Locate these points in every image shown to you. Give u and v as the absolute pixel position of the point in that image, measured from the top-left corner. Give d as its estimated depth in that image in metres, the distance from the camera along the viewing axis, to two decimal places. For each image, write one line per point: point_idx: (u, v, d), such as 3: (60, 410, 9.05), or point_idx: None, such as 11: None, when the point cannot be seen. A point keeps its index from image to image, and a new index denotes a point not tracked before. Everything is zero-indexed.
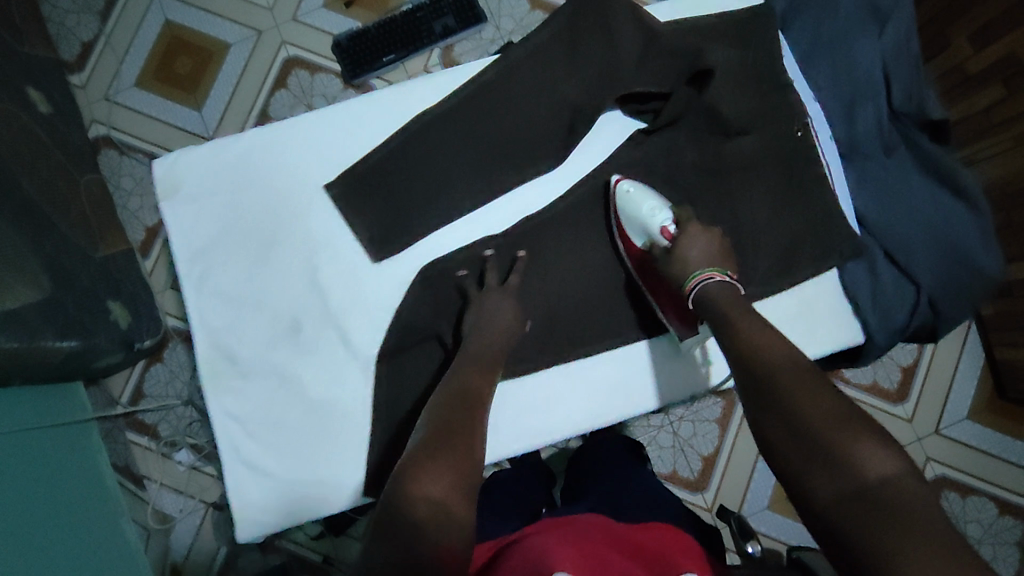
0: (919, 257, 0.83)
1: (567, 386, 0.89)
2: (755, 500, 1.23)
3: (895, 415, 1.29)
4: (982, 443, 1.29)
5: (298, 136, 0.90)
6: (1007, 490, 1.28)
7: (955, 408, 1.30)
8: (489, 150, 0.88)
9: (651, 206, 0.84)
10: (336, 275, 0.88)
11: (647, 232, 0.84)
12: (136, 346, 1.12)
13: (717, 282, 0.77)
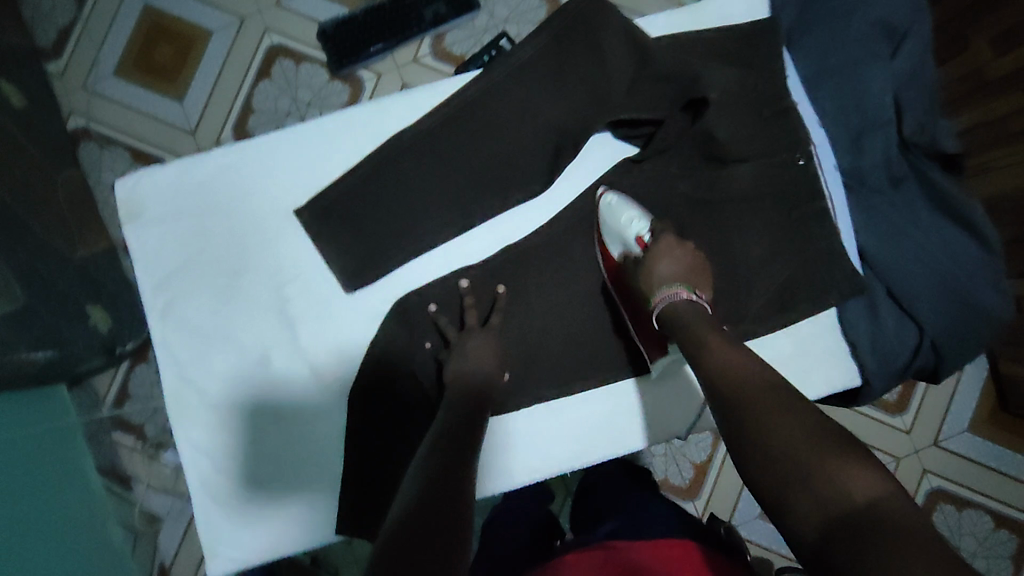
0: (922, 298, 0.78)
1: (557, 422, 0.86)
2: (746, 510, 1.20)
3: (893, 426, 1.26)
4: (981, 457, 1.25)
5: (267, 158, 0.85)
6: (1005, 504, 1.25)
7: (956, 420, 1.26)
8: (469, 173, 0.83)
9: (630, 216, 0.80)
10: (307, 307, 0.85)
11: (624, 242, 0.80)
12: (118, 348, 1.12)
13: (684, 300, 0.72)
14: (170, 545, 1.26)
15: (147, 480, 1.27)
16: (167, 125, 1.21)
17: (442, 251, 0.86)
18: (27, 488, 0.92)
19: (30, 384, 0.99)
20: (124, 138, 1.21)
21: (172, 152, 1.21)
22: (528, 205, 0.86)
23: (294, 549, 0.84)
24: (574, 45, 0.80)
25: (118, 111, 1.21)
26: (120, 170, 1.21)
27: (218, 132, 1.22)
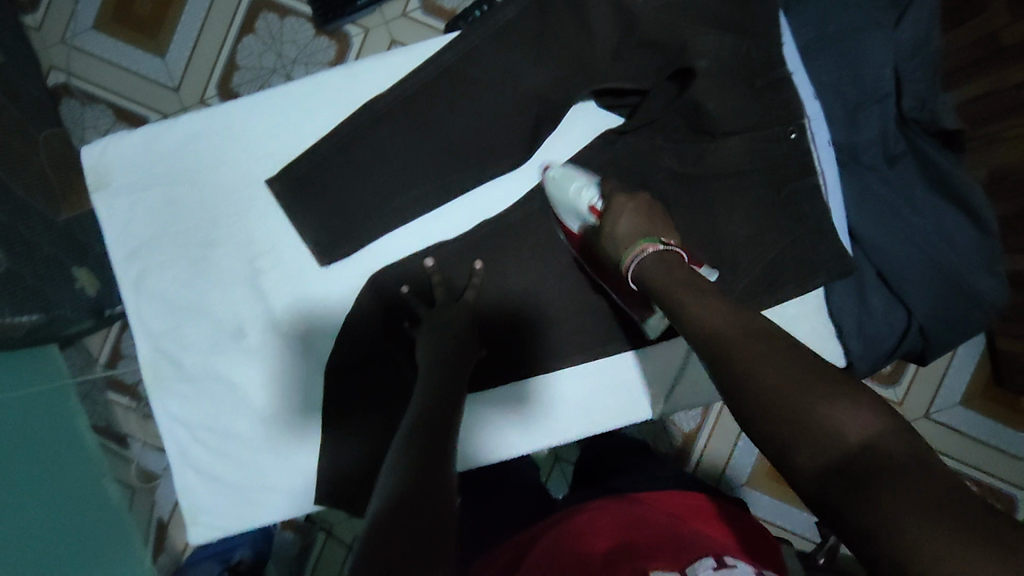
0: (913, 281, 0.76)
1: (558, 393, 0.86)
2: (733, 476, 1.20)
3: (884, 397, 1.25)
4: (975, 432, 1.24)
5: (234, 125, 0.82)
6: (996, 477, 1.24)
7: (948, 393, 1.25)
8: (447, 144, 0.80)
9: (578, 186, 0.78)
10: (280, 280, 0.83)
11: (578, 213, 0.78)
12: (106, 310, 1.12)
13: (652, 255, 0.70)
14: (167, 501, 1.28)
15: (142, 438, 1.28)
16: (148, 82, 1.17)
17: (415, 225, 0.84)
18: (19, 447, 0.92)
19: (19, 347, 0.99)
20: (105, 95, 1.17)
21: (155, 110, 1.18)
22: (509, 174, 0.83)
23: (273, 519, 0.85)
24: (559, 8, 0.75)
25: (98, 66, 1.17)
26: (102, 129, 1.18)
27: (202, 90, 1.18)
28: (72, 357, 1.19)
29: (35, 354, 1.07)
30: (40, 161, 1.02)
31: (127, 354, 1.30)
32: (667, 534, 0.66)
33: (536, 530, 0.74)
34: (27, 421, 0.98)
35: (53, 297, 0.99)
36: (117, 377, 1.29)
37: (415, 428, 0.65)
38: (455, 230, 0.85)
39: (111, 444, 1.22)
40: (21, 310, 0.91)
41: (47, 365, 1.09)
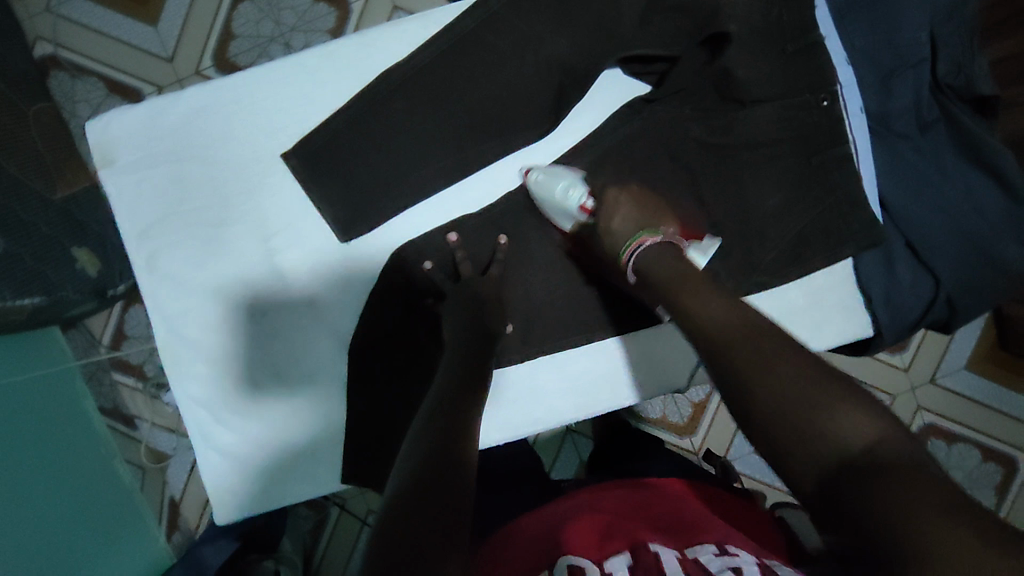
0: (942, 251, 0.75)
1: (556, 375, 0.84)
2: (741, 445, 1.21)
3: (891, 363, 1.26)
4: (980, 396, 1.25)
5: (245, 98, 0.79)
6: (996, 440, 1.25)
7: (953, 358, 1.25)
8: (463, 116, 0.77)
9: (564, 187, 0.76)
10: (298, 258, 0.81)
11: (569, 214, 0.77)
12: (110, 290, 1.10)
13: (652, 246, 0.71)
14: (179, 481, 1.23)
15: (150, 419, 1.23)
16: (141, 53, 1.13)
17: (431, 204, 0.82)
18: (25, 433, 0.90)
19: (23, 329, 0.96)
20: (96, 67, 1.12)
21: (149, 82, 1.13)
22: (532, 146, 0.80)
23: (296, 498, 0.85)
24: None
25: (89, 37, 1.12)
26: (95, 103, 1.13)
27: (197, 61, 1.13)
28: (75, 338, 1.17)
29: (36, 334, 1.04)
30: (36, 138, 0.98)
31: (132, 335, 1.23)
32: (663, 523, 0.64)
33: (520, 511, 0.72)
34: (33, 404, 0.96)
35: (54, 277, 0.97)
36: (123, 358, 1.22)
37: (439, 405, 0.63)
38: (474, 203, 0.82)
39: (120, 426, 1.20)
40: (22, 293, 0.89)
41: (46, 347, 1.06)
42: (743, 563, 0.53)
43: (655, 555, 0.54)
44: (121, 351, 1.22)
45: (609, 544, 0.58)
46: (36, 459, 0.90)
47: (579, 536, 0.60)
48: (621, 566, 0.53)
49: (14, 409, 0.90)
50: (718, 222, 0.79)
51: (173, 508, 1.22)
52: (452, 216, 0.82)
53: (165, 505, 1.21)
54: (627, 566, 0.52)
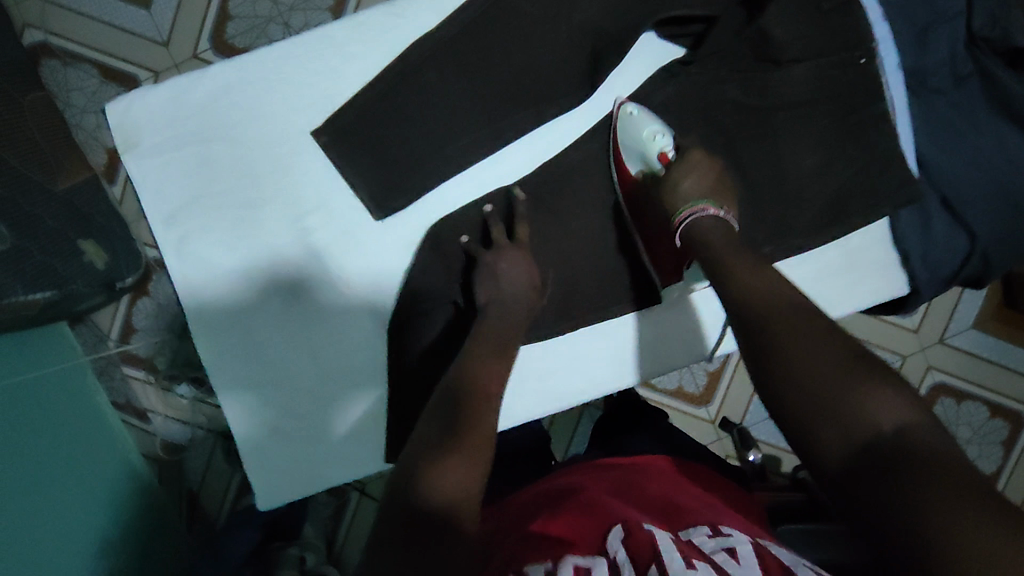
0: (976, 206, 0.75)
1: (596, 345, 0.84)
2: (757, 412, 1.21)
3: (901, 324, 1.25)
4: (989, 354, 1.25)
5: (271, 74, 0.77)
6: (1005, 397, 1.25)
7: (962, 318, 1.26)
8: (501, 87, 0.76)
9: (653, 130, 0.76)
10: (332, 236, 0.80)
11: (644, 157, 0.77)
12: (119, 284, 1.01)
13: (711, 216, 0.70)
14: (197, 471, 1.15)
15: (162, 412, 1.13)
16: (134, 37, 1.04)
17: (464, 177, 0.81)
18: (42, 431, 0.86)
19: (29, 324, 0.90)
20: (89, 53, 1.05)
21: (145, 68, 1.05)
22: (569, 113, 0.80)
23: (340, 479, 0.83)
24: None
25: (78, 21, 1.04)
26: (88, 91, 1.06)
27: (194, 43, 1.05)
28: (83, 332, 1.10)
29: (42, 331, 0.98)
30: (57, 125, 0.97)
31: (141, 328, 1.13)
32: (655, 501, 0.59)
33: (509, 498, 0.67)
34: (45, 405, 0.90)
35: (65, 270, 0.90)
36: (131, 351, 1.12)
37: (445, 398, 0.60)
38: (509, 174, 0.81)
39: (132, 420, 1.14)
40: (33, 287, 0.84)
41: (53, 343, 1.00)
42: (737, 543, 0.49)
43: (649, 532, 0.50)
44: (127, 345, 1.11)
45: (602, 517, 0.54)
46: (51, 462, 0.85)
47: (572, 512, 0.56)
48: (615, 543, 0.49)
49: (25, 412, 0.84)
50: (754, 185, 0.78)
51: (191, 501, 1.14)
52: (484, 191, 0.81)
53: (184, 497, 1.14)
54: (622, 542, 0.48)
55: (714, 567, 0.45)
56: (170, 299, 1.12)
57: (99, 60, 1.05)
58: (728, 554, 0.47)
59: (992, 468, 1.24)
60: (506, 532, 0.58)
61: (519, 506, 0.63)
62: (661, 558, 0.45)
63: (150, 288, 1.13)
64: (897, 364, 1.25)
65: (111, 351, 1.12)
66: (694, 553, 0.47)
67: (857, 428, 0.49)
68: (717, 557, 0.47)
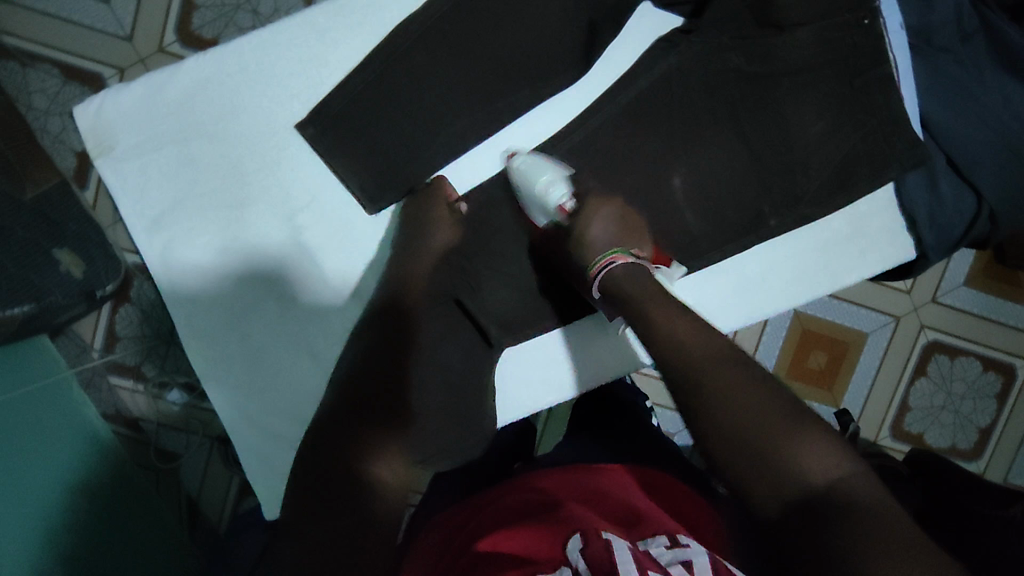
0: (986, 165, 0.74)
1: (526, 363, 0.81)
2: None
3: (892, 287, 1.18)
4: (982, 310, 1.20)
5: (250, 66, 0.75)
6: (997, 351, 1.21)
7: (953, 275, 1.20)
8: (494, 67, 0.73)
9: (547, 180, 0.73)
10: (322, 230, 0.77)
11: (546, 209, 0.73)
12: (98, 292, 0.94)
13: (620, 266, 0.68)
14: (194, 479, 1.08)
15: (154, 419, 1.06)
16: (95, 33, 0.98)
17: (450, 170, 0.78)
18: (36, 447, 0.82)
19: (11, 338, 0.86)
20: (46, 51, 0.97)
21: (108, 65, 0.98)
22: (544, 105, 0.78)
23: None
24: None
25: (34, 20, 0.97)
26: (51, 94, 0.98)
27: (159, 36, 0.99)
28: (66, 344, 1.03)
29: (26, 343, 0.93)
30: (26, 128, 0.92)
31: (125, 337, 1.04)
32: (614, 511, 0.56)
33: (454, 517, 0.63)
34: (37, 419, 0.86)
35: (41, 281, 0.86)
36: (117, 359, 1.04)
37: (352, 395, 0.57)
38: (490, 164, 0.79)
39: (124, 431, 1.06)
40: (11, 301, 0.81)
41: (40, 356, 0.95)
42: (693, 555, 0.47)
43: (607, 538, 0.47)
44: (114, 353, 1.04)
45: (553, 531, 0.51)
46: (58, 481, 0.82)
47: (518, 530, 0.53)
48: (574, 554, 0.46)
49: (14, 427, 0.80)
50: (759, 154, 0.77)
51: (190, 510, 1.07)
52: (471, 182, 0.79)
53: (183, 506, 1.07)
54: (581, 553, 0.45)
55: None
56: (155, 306, 1.04)
57: (58, 58, 0.97)
58: (683, 567, 0.45)
59: (986, 422, 1.21)
60: (444, 560, 0.55)
61: (479, 515, 0.60)
62: (617, 567, 0.42)
63: (132, 295, 1.04)
64: (890, 326, 1.19)
65: (97, 361, 1.03)
66: (649, 563, 0.44)
67: (816, 438, 0.50)
68: (672, 570, 0.45)
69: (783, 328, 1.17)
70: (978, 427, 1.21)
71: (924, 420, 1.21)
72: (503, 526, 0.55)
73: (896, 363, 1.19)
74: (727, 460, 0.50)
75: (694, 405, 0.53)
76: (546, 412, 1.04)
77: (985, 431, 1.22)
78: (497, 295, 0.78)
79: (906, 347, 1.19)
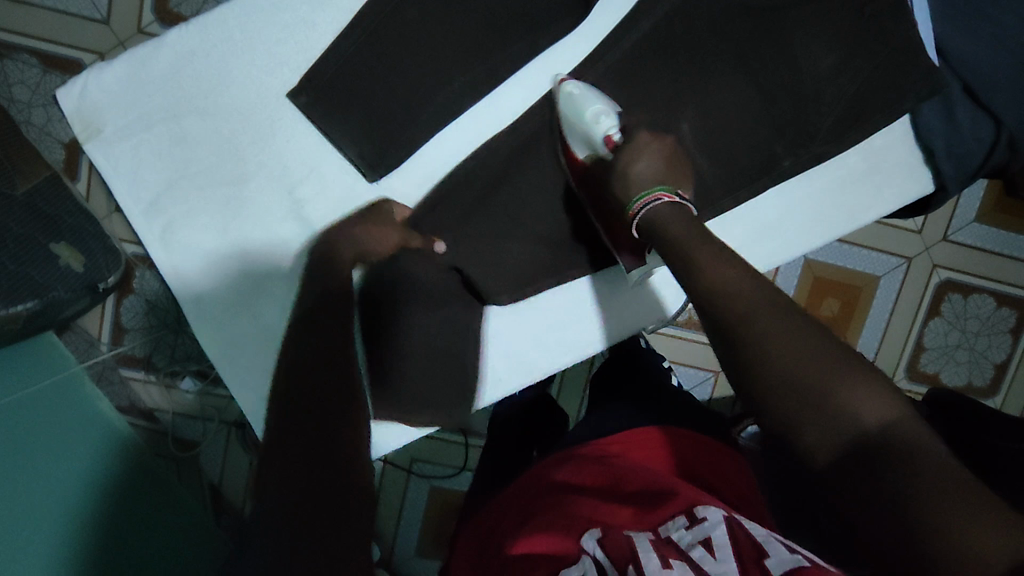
0: (1005, 90, 0.70)
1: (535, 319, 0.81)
2: None
3: (903, 229, 1.16)
4: (996, 246, 1.18)
5: (234, 35, 0.72)
6: (1010, 286, 1.19)
7: (964, 212, 1.17)
8: (488, 21, 0.70)
9: (597, 110, 0.69)
10: (321, 204, 0.75)
11: (590, 141, 0.70)
12: (101, 284, 0.92)
13: (666, 205, 0.62)
14: (215, 465, 1.07)
15: (170, 408, 1.06)
16: (71, 18, 0.94)
17: (400, 173, 0.76)
18: (45, 448, 0.80)
19: (15, 336, 0.84)
20: (22, 39, 0.93)
21: (88, 51, 0.95)
22: (541, 59, 0.75)
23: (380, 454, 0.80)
24: None
25: (7, 7, 0.93)
26: (32, 84, 0.95)
27: (136, 16, 0.95)
28: (73, 339, 1.02)
29: (31, 341, 0.91)
30: (10, 121, 0.89)
31: (132, 328, 1.03)
32: (635, 489, 0.55)
33: (496, 515, 0.61)
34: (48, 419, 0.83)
35: (41, 277, 0.84)
36: (126, 351, 1.03)
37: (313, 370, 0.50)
38: (480, 134, 0.76)
39: (141, 422, 1.05)
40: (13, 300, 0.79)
41: (49, 353, 0.93)
42: (712, 530, 0.46)
43: (627, 532, 0.48)
44: (123, 344, 1.03)
45: (565, 523, 0.52)
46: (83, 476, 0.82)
47: (528, 533, 0.53)
48: (591, 543, 0.48)
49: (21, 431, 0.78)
50: (769, 95, 0.74)
51: (215, 497, 1.08)
52: (468, 150, 0.77)
53: (206, 494, 1.07)
54: (598, 542, 0.47)
55: (691, 564, 0.44)
56: (161, 294, 1.03)
57: (35, 46, 0.94)
58: (704, 548, 0.45)
59: (1001, 358, 1.20)
60: (490, 559, 0.55)
61: (511, 513, 0.59)
62: (637, 557, 0.44)
63: (135, 286, 1.02)
64: (903, 268, 1.17)
65: (106, 353, 1.02)
66: (668, 550, 0.45)
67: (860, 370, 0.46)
68: (693, 553, 0.45)
69: (794, 277, 1.15)
70: (993, 363, 1.20)
71: (939, 360, 1.20)
72: (525, 523, 0.55)
73: (909, 304, 1.18)
74: (777, 415, 0.43)
75: (736, 343, 0.46)
76: (561, 374, 1.05)
77: (1000, 366, 1.21)
78: (508, 259, 0.76)
79: (918, 288, 1.18)
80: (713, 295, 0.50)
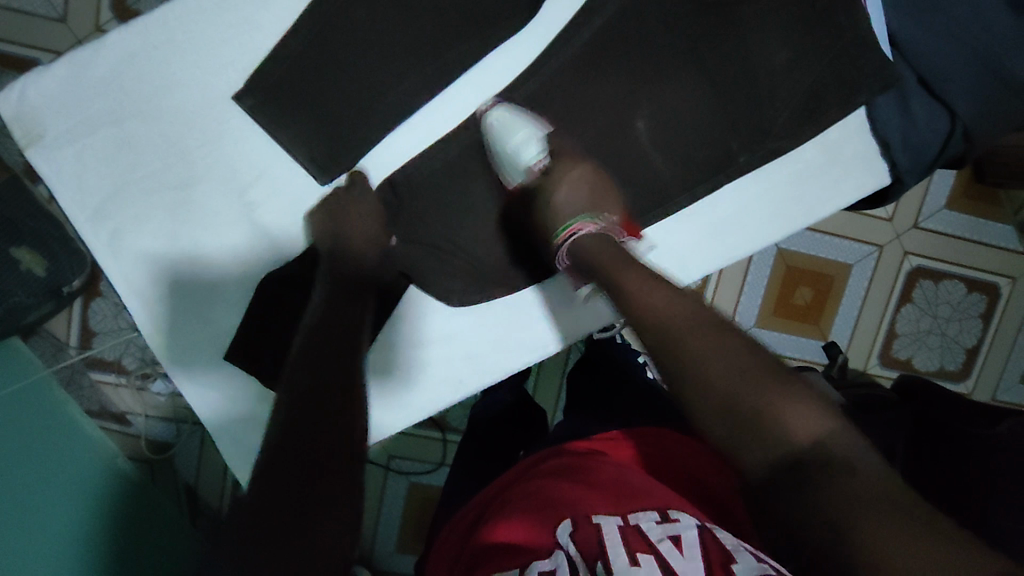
0: (957, 81, 0.70)
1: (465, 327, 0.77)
2: (743, 320, 1.16)
3: (872, 218, 1.16)
4: (964, 232, 1.18)
5: (180, 35, 0.70)
6: (980, 271, 1.20)
7: (933, 199, 1.17)
8: None
9: (522, 137, 0.70)
10: (274, 206, 0.74)
11: (518, 167, 0.71)
12: (65, 288, 0.90)
13: (587, 234, 0.66)
14: (190, 467, 1.05)
15: (141, 412, 1.04)
16: (28, 17, 0.91)
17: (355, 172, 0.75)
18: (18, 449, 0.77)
19: None
20: None
21: (46, 50, 0.92)
22: (498, 54, 0.74)
23: None
24: None
25: None
26: None
27: (95, 14, 0.93)
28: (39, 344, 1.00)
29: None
30: None
31: (100, 331, 1.02)
32: (606, 479, 0.54)
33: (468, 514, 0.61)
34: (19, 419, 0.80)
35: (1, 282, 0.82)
36: (94, 355, 1.01)
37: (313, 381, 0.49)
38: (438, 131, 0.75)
39: (112, 426, 1.04)
40: None
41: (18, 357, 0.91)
42: (683, 530, 0.46)
43: (596, 521, 0.47)
44: (89, 348, 1.01)
45: (539, 515, 0.51)
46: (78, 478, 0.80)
47: (501, 518, 0.53)
48: (564, 537, 0.47)
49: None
50: (725, 89, 0.74)
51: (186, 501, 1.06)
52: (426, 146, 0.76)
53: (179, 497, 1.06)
54: (572, 536, 0.47)
55: (659, 559, 0.43)
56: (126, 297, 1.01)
57: None
58: (672, 543, 0.44)
59: (971, 342, 1.21)
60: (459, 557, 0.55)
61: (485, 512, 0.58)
62: (606, 553, 0.44)
63: (100, 289, 1.01)
64: (874, 256, 1.17)
65: (73, 358, 1.01)
66: (637, 542, 0.45)
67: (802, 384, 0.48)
68: (661, 547, 0.44)
69: (767, 266, 1.16)
70: (963, 347, 1.21)
71: (911, 345, 1.21)
72: (495, 518, 0.55)
73: (882, 291, 1.18)
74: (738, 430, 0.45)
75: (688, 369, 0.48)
76: (537, 369, 1.05)
77: (971, 350, 1.22)
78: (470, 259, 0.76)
79: (890, 275, 1.18)
80: (662, 321, 0.52)
